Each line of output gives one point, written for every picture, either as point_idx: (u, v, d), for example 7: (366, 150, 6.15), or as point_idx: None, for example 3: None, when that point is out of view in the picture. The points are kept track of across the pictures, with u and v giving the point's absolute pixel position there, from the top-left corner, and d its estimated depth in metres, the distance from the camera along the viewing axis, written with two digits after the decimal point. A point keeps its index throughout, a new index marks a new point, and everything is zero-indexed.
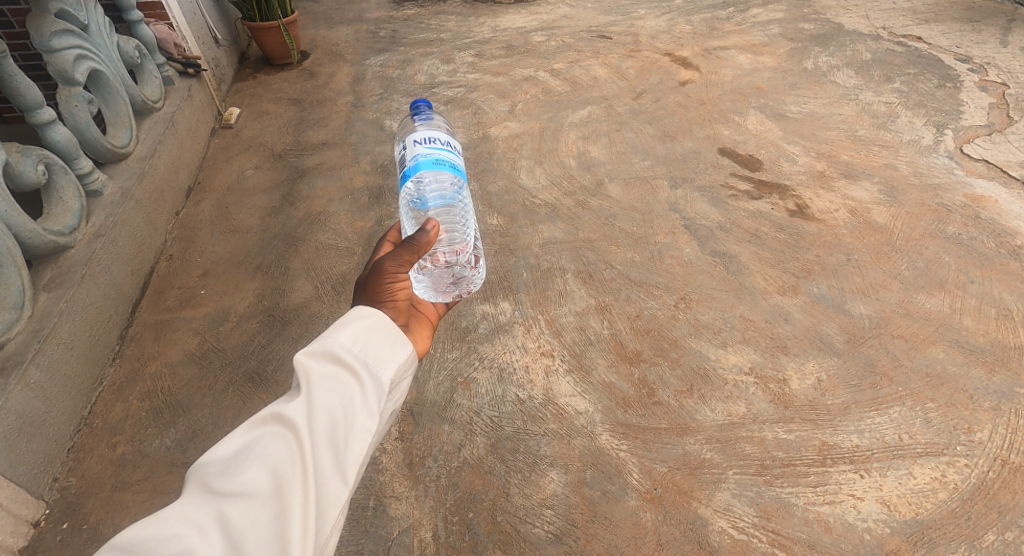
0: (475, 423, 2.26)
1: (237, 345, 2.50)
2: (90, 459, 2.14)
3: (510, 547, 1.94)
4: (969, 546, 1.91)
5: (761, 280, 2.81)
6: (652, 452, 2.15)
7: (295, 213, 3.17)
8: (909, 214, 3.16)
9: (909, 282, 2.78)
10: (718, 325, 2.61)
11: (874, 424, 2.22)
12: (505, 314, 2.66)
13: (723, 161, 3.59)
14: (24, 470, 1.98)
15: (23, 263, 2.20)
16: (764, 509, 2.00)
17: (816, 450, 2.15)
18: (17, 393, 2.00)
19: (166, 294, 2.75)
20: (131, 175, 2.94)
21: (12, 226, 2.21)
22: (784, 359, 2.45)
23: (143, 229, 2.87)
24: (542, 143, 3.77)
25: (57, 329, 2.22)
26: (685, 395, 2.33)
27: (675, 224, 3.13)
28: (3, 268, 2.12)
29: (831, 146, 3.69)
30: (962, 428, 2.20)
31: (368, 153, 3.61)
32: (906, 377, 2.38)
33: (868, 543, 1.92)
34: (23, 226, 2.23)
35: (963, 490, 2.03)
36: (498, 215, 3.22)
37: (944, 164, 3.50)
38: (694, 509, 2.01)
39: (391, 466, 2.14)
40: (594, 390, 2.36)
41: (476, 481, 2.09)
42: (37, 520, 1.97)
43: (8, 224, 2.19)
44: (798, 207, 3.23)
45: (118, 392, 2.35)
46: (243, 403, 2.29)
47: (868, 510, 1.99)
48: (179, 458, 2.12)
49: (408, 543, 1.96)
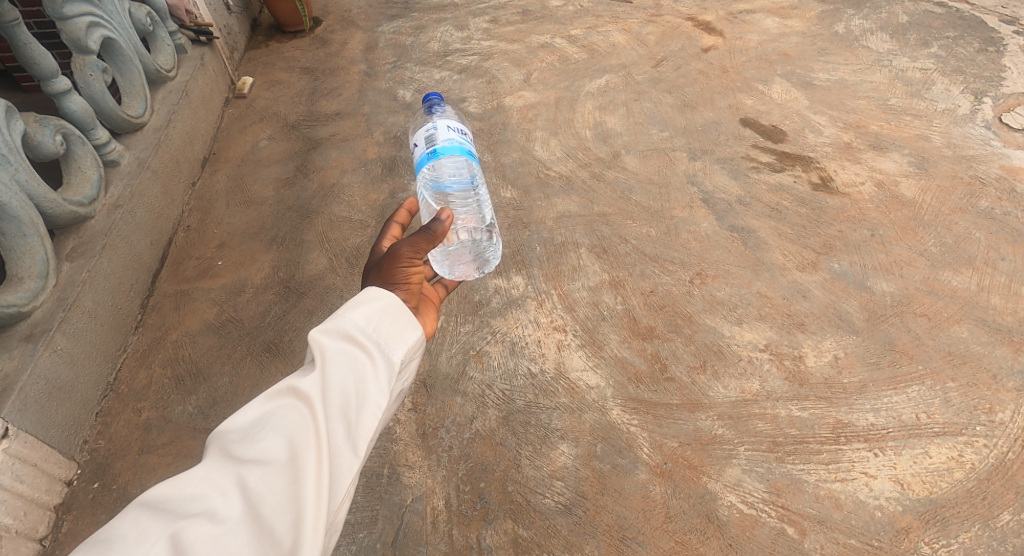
0: (487, 395, 2.25)
1: (254, 316, 2.54)
2: (117, 423, 2.20)
3: (521, 517, 1.93)
4: (983, 525, 1.86)
5: (781, 256, 2.77)
6: (663, 427, 2.15)
7: (309, 184, 3.18)
8: (940, 187, 3.09)
9: (935, 258, 2.72)
10: (734, 301, 2.58)
11: (891, 403, 2.17)
12: (518, 289, 2.65)
13: (745, 132, 3.49)
14: (55, 433, 2.04)
15: (45, 233, 2.22)
16: (774, 485, 1.97)
17: (830, 427, 2.12)
18: (45, 358, 2.05)
19: (184, 265, 2.78)
20: (148, 144, 2.93)
21: (33, 196, 2.22)
22: (801, 337, 2.43)
23: (161, 198, 2.89)
24: (558, 114, 3.69)
25: (81, 298, 2.26)
26: (698, 371, 2.32)
27: (693, 198, 3.08)
28: (26, 238, 2.14)
29: (860, 116, 3.57)
30: (982, 408, 2.14)
31: (381, 125, 3.60)
32: (928, 355, 2.33)
33: (879, 520, 1.88)
34: (44, 196, 2.24)
35: (980, 471, 1.97)
36: (512, 187, 3.18)
37: (981, 134, 3.40)
38: (704, 484, 1.99)
39: (405, 436, 2.13)
40: (607, 364, 2.36)
41: (487, 453, 2.08)
42: (70, 479, 2.05)
43: (29, 193, 2.20)
44: (823, 180, 3.15)
45: (141, 360, 2.40)
46: (261, 372, 2.33)
47: (880, 488, 1.95)
48: (201, 424, 2.18)
49: (422, 510, 1.95)
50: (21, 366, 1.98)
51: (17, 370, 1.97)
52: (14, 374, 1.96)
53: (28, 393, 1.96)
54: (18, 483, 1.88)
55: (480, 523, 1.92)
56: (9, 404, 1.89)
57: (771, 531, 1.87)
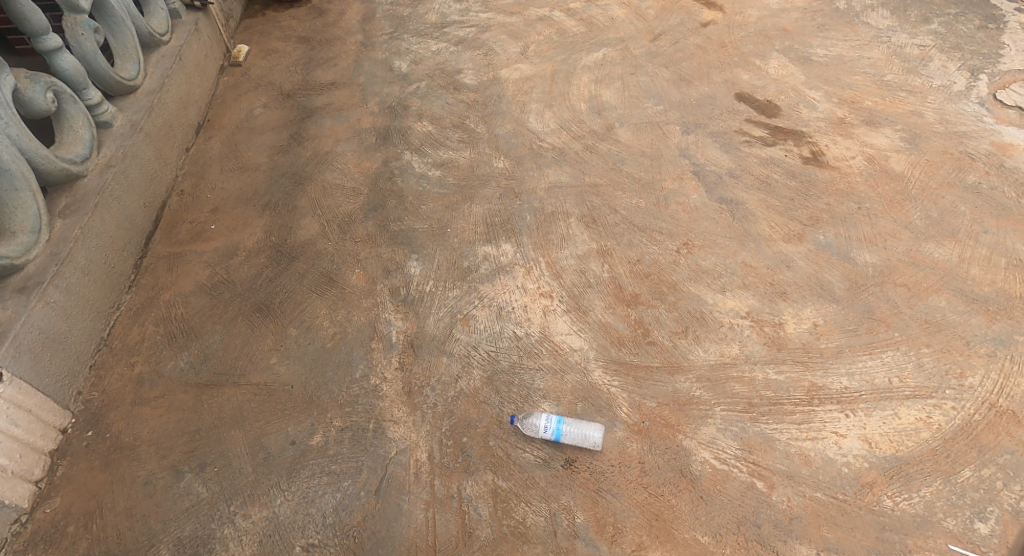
0: (472, 356, 2.32)
1: (246, 278, 2.60)
2: (111, 376, 2.28)
3: (501, 470, 2.00)
4: (945, 481, 1.91)
5: (767, 227, 2.81)
6: (643, 388, 2.21)
7: (303, 152, 3.21)
8: (929, 162, 3.11)
9: (919, 231, 2.75)
10: (719, 271, 2.63)
11: (866, 367, 2.23)
12: (507, 256, 2.70)
13: (739, 106, 3.50)
14: (50, 382, 2.11)
15: (37, 188, 2.26)
16: (746, 443, 2.04)
17: (804, 390, 2.18)
18: (38, 309, 2.10)
19: (178, 228, 2.83)
20: (141, 107, 2.96)
21: (25, 152, 2.25)
22: (782, 305, 2.48)
23: (155, 162, 2.93)
24: (553, 86, 3.69)
25: (74, 253, 2.31)
26: (680, 336, 2.38)
27: (684, 170, 3.11)
28: (18, 192, 2.18)
29: (856, 91, 3.57)
30: (954, 372, 2.20)
31: (377, 95, 3.62)
32: (904, 323, 2.38)
33: (845, 476, 1.94)
34: (36, 152, 2.27)
35: (946, 431, 2.02)
36: (504, 158, 3.21)
37: (974, 111, 3.40)
38: (679, 441, 2.05)
39: (390, 393, 2.20)
40: (591, 329, 2.41)
41: (471, 410, 2.15)
42: (65, 427, 2.13)
43: (21, 149, 2.23)
44: (813, 154, 3.17)
45: (134, 317, 2.47)
46: (252, 331, 2.40)
47: (848, 446, 2.01)
48: (192, 379, 2.25)
49: (405, 462, 2.02)
50: (15, 316, 2.02)
51: (11, 319, 2.01)
52: (7, 323, 2.00)
53: (22, 341, 2.01)
54: (14, 427, 1.95)
55: (460, 475, 1.99)
56: (5, 350, 1.94)
57: (741, 486, 1.93)
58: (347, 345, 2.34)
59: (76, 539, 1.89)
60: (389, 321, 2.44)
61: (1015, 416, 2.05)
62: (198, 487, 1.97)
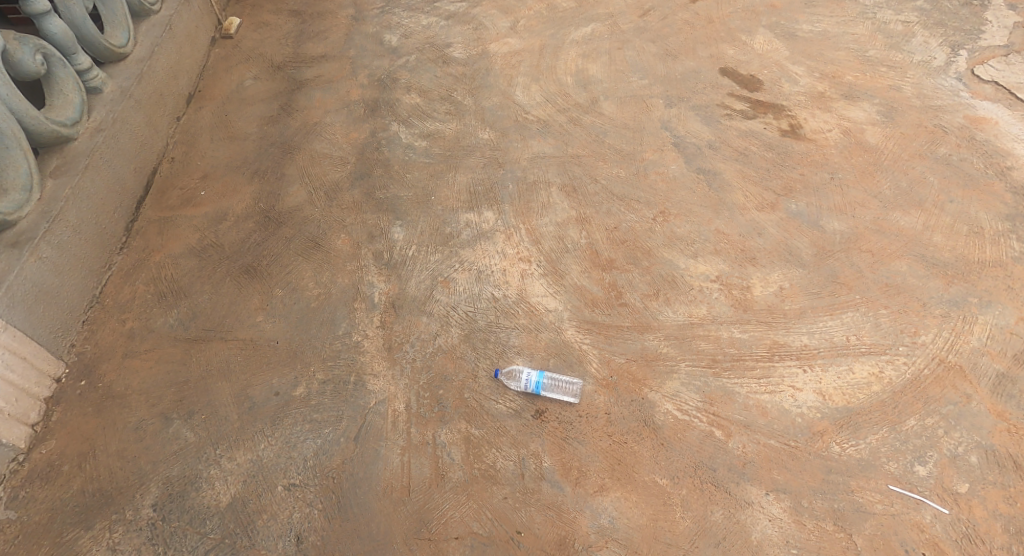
0: (451, 315, 2.42)
1: (234, 242, 2.68)
2: (103, 330, 2.38)
3: (474, 419, 2.12)
4: (890, 429, 2.05)
5: (742, 197, 2.89)
6: (613, 345, 2.32)
7: (292, 122, 3.28)
8: (903, 135, 3.19)
9: (887, 200, 2.84)
10: (693, 237, 2.72)
11: (826, 326, 2.34)
12: (488, 223, 2.78)
13: (723, 81, 3.56)
14: (43, 332, 2.22)
15: (28, 148, 2.33)
16: (708, 396, 2.15)
17: (766, 347, 2.29)
18: (31, 263, 2.20)
19: (168, 194, 2.91)
20: (131, 74, 3.01)
21: (16, 112, 2.32)
22: (751, 270, 2.57)
23: (145, 128, 3.00)
24: (541, 60, 3.74)
25: (65, 212, 2.40)
26: (651, 298, 2.48)
27: (664, 142, 3.18)
28: (9, 150, 2.25)
29: (838, 66, 3.63)
30: (908, 331, 2.32)
31: (366, 68, 3.67)
32: (866, 286, 2.48)
33: (799, 426, 2.07)
34: (26, 113, 2.34)
35: (896, 384, 2.16)
36: (490, 129, 3.27)
37: (951, 86, 3.46)
38: (644, 394, 2.17)
39: (372, 349, 2.31)
40: (566, 291, 2.51)
41: (448, 365, 2.26)
42: (59, 376, 2.24)
43: (12, 109, 2.30)
44: (792, 127, 3.24)
45: (125, 276, 2.56)
46: (239, 291, 2.50)
47: (804, 398, 2.13)
48: (181, 334, 2.36)
49: (384, 412, 2.14)
50: (8, 268, 2.12)
51: (4, 270, 2.11)
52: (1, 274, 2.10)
53: (16, 293, 2.11)
54: (10, 372, 2.06)
55: (436, 423, 2.11)
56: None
57: (700, 434, 2.06)
58: (331, 305, 2.44)
59: (71, 477, 2.00)
60: (372, 283, 2.53)
61: (963, 370, 2.19)
62: (186, 432, 2.09)
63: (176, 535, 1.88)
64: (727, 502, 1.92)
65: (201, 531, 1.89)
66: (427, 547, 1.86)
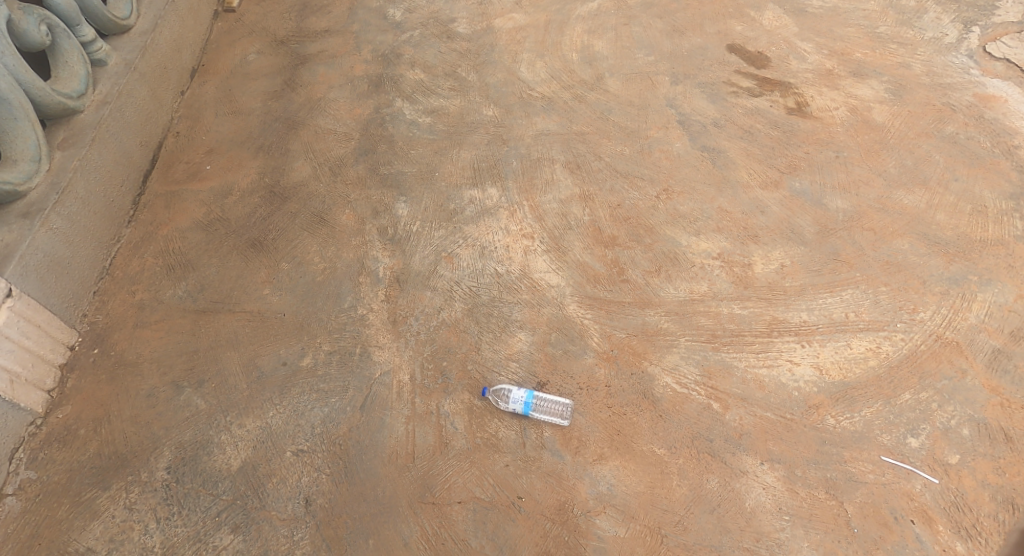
0: (455, 290, 2.45)
1: (240, 216, 2.72)
2: (113, 301, 2.43)
3: (477, 390, 2.17)
4: (885, 403, 2.09)
5: (746, 174, 2.89)
6: (614, 320, 2.35)
7: (296, 98, 3.28)
8: (911, 113, 3.16)
9: (892, 179, 2.84)
10: (695, 215, 2.73)
11: (825, 303, 2.37)
12: (492, 199, 2.80)
13: (730, 57, 3.52)
14: (55, 302, 2.27)
15: (36, 119, 2.36)
16: (706, 369, 2.19)
17: (765, 323, 2.32)
18: (42, 234, 2.24)
19: (174, 168, 2.94)
20: (135, 47, 3.02)
21: (23, 83, 2.35)
22: (753, 247, 2.59)
23: (150, 102, 3.01)
24: (546, 36, 3.70)
25: (73, 183, 2.43)
26: (653, 275, 2.50)
27: (669, 119, 3.17)
28: (17, 121, 2.28)
29: (847, 43, 3.59)
30: (907, 308, 2.34)
31: (370, 43, 3.65)
32: (867, 264, 2.50)
33: (795, 399, 2.11)
34: (33, 84, 2.37)
35: (892, 359, 2.19)
36: (494, 106, 3.27)
37: (962, 63, 3.42)
38: (644, 367, 2.21)
39: (377, 322, 2.35)
40: (568, 268, 2.53)
41: (452, 338, 2.31)
42: (72, 344, 2.30)
43: (19, 80, 2.32)
44: (798, 105, 3.22)
45: (134, 249, 2.61)
46: (246, 264, 2.54)
47: (801, 373, 2.17)
48: (190, 306, 2.41)
49: (389, 382, 2.19)
50: (20, 238, 2.17)
51: (17, 240, 2.16)
52: (14, 244, 2.15)
53: (28, 262, 2.16)
54: (26, 339, 2.11)
55: (439, 394, 2.16)
56: (12, 269, 2.10)
57: (698, 406, 2.10)
58: (336, 279, 2.48)
59: (87, 440, 2.07)
60: (376, 257, 2.56)
61: (959, 346, 2.22)
62: (197, 400, 2.15)
63: (189, 496, 1.95)
64: (723, 471, 1.97)
65: (214, 493, 1.96)
66: (431, 511, 1.92)
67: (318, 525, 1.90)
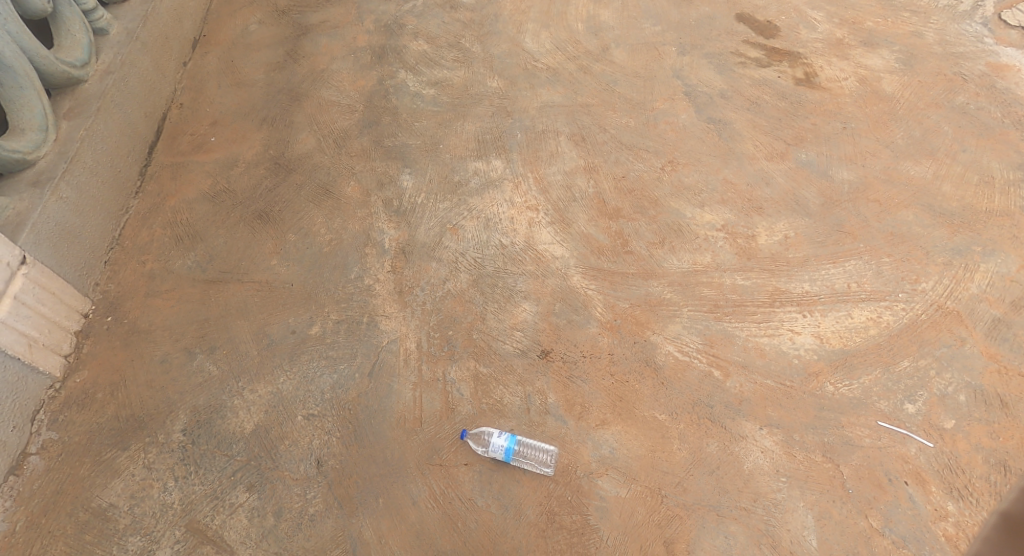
0: (460, 261, 2.48)
1: (247, 188, 2.74)
2: (124, 271, 2.47)
3: (482, 358, 2.21)
4: (884, 370, 2.12)
5: (751, 146, 2.88)
6: (618, 291, 2.38)
7: (299, 70, 3.27)
8: (921, 83, 3.12)
9: (899, 150, 2.82)
10: (700, 187, 2.73)
11: (828, 273, 2.38)
12: (497, 171, 2.81)
13: (738, 27, 3.47)
14: (68, 270, 2.32)
15: (41, 88, 2.39)
16: (708, 338, 2.22)
17: (768, 293, 2.34)
18: (52, 203, 2.28)
19: (180, 140, 2.95)
20: (136, 16, 3.00)
21: (27, 51, 2.37)
22: (757, 219, 2.59)
23: (153, 73, 3.01)
24: (551, 6, 3.65)
25: (81, 153, 2.45)
26: (657, 246, 2.52)
27: (675, 91, 3.14)
28: (23, 90, 2.32)
29: (858, 12, 3.52)
30: (909, 278, 2.35)
31: (373, 14, 3.62)
32: (871, 235, 2.50)
33: (795, 366, 2.14)
34: (37, 52, 2.39)
35: (893, 328, 2.21)
36: (498, 77, 3.24)
37: (975, 32, 3.36)
38: (647, 336, 2.24)
39: (383, 292, 2.39)
40: (573, 239, 2.55)
41: (457, 308, 2.34)
42: (86, 312, 2.35)
43: (23, 48, 2.35)
44: (807, 75, 3.18)
45: (143, 220, 2.64)
46: (253, 235, 2.57)
47: (801, 341, 2.20)
48: (199, 275, 2.45)
49: (396, 350, 2.24)
50: (32, 207, 2.21)
51: (29, 209, 2.20)
52: (26, 212, 2.20)
53: (41, 231, 2.21)
54: (42, 306, 2.17)
55: (445, 361, 2.21)
56: (25, 237, 2.14)
57: (699, 373, 2.14)
58: (343, 250, 2.51)
59: (104, 404, 2.13)
60: (382, 229, 2.59)
61: (960, 315, 2.23)
62: (209, 366, 2.21)
63: (205, 457, 2.02)
64: (722, 436, 2.01)
65: (228, 454, 2.03)
66: (438, 472, 1.98)
67: (329, 484, 1.97)
